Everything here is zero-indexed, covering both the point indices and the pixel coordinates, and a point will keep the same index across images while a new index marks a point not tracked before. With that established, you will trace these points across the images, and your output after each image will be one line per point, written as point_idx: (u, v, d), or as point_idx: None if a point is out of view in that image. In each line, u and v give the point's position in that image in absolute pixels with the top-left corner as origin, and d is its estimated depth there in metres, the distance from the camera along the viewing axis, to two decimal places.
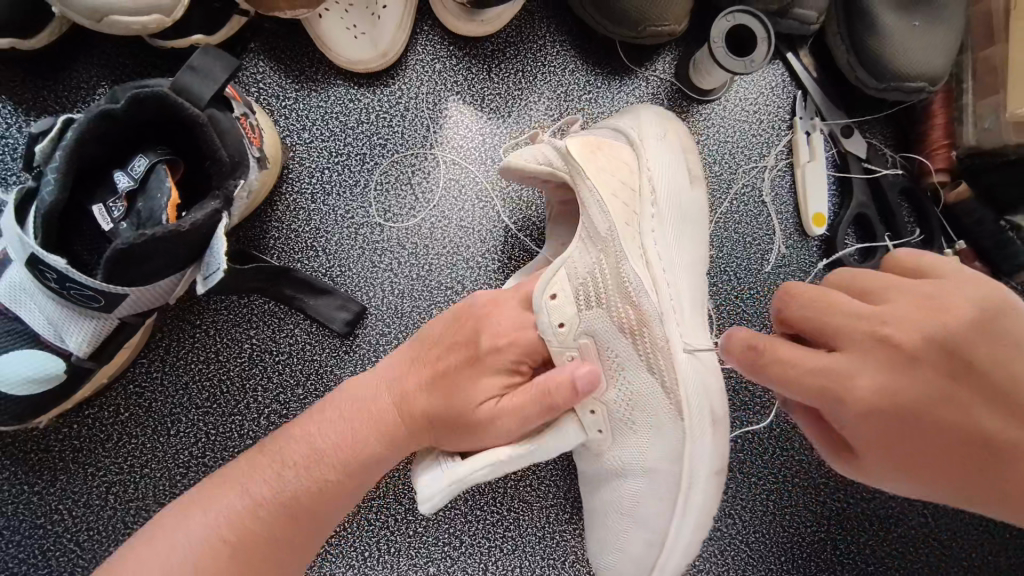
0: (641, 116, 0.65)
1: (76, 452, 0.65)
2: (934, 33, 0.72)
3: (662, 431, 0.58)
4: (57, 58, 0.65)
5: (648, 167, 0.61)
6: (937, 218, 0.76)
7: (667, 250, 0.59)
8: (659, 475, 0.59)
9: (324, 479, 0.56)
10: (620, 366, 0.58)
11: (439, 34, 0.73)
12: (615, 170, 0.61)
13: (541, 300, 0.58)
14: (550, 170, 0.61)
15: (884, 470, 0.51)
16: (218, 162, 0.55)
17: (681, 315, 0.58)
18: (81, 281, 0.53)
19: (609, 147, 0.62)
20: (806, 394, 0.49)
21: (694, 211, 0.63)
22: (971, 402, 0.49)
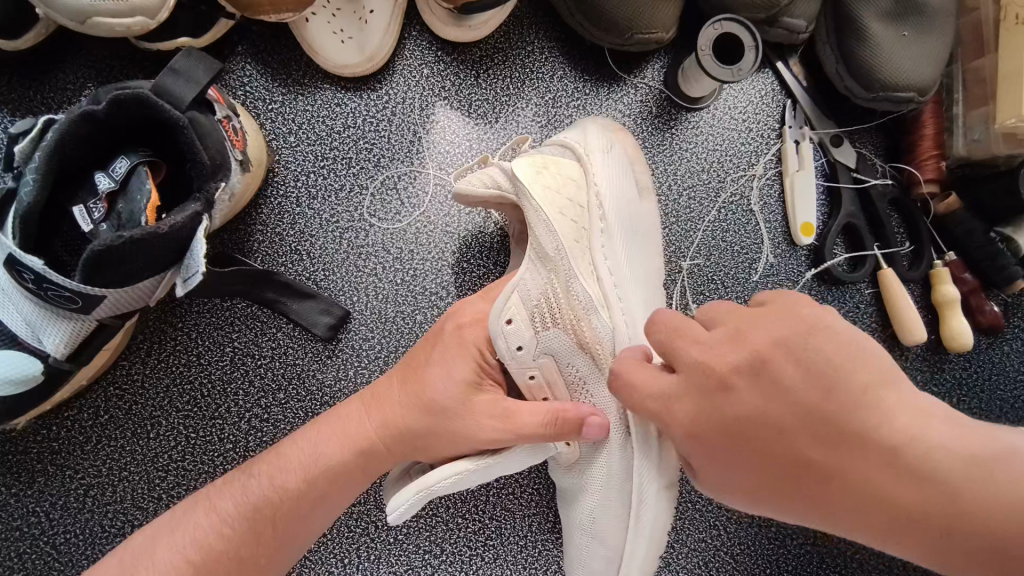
0: (587, 128, 0.65)
1: (55, 455, 0.64)
2: (923, 42, 0.72)
3: (609, 449, 0.58)
4: (44, 59, 0.65)
5: (596, 183, 0.61)
6: (926, 229, 0.76)
7: (618, 263, 0.59)
8: (609, 492, 0.59)
9: (291, 501, 0.55)
10: (584, 382, 0.59)
11: (428, 38, 0.73)
12: (563, 190, 0.60)
13: (499, 326, 0.57)
14: (497, 192, 0.61)
15: (753, 493, 0.48)
16: (198, 165, 0.55)
17: (633, 329, 0.58)
18: (58, 282, 0.52)
19: (558, 164, 0.61)
20: (648, 415, 0.50)
21: (643, 221, 0.63)
22: (813, 420, 0.45)
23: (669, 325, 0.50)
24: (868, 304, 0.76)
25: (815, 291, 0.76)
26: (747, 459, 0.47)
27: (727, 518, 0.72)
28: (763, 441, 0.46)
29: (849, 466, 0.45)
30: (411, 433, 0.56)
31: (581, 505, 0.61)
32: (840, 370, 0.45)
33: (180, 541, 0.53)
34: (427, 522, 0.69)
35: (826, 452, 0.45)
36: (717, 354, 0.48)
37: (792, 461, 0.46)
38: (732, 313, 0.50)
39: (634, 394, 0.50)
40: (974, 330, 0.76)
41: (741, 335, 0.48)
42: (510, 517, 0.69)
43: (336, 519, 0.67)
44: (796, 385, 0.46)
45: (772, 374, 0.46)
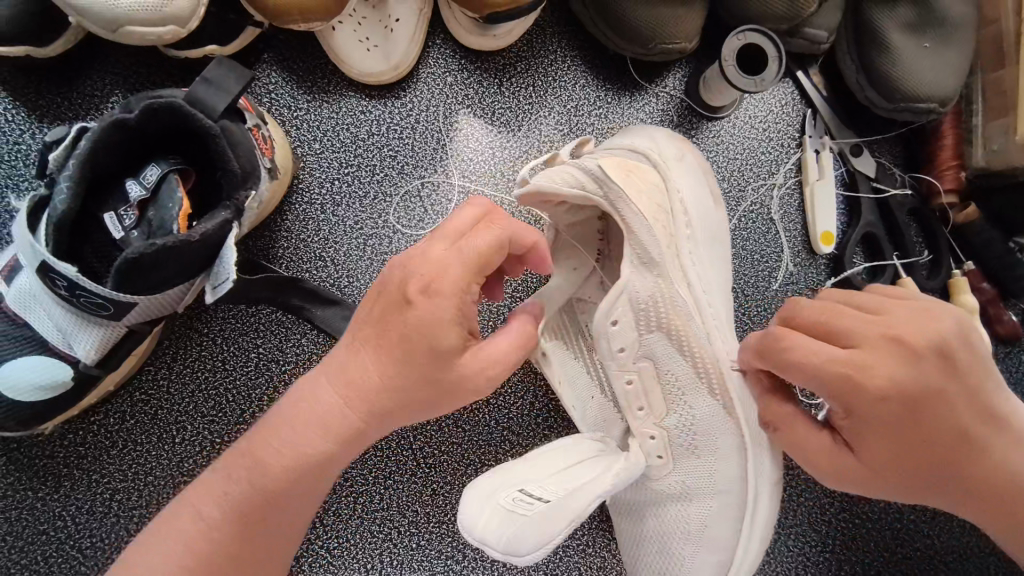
0: (654, 135, 0.65)
1: (81, 459, 0.65)
2: (944, 54, 0.72)
3: (724, 453, 0.59)
4: (72, 66, 0.65)
5: (678, 189, 0.62)
6: (946, 239, 0.76)
7: (708, 276, 0.61)
8: (726, 496, 0.59)
9: (274, 491, 0.50)
10: (681, 391, 0.60)
11: (451, 47, 0.73)
12: (649, 198, 0.59)
13: (604, 326, 0.59)
14: (581, 191, 0.57)
15: (877, 470, 0.51)
16: (229, 173, 0.55)
17: (724, 336, 0.60)
18: (91, 289, 0.53)
19: (639, 168, 0.61)
20: (825, 385, 0.48)
21: (719, 229, 0.65)
22: (953, 394, 0.49)
23: (805, 339, 0.49)
24: None
25: None
26: (905, 439, 0.50)
27: None
28: (926, 417, 0.49)
29: (994, 442, 0.52)
30: (398, 395, 0.49)
31: (683, 514, 0.61)
32: (970, 365, 0.50)
33: (180, 540, 0.49)
34: (449, 527, 0.69)
35: (978, 427, 0.51)
36: (896, 333, 0.49)
37: (953, 433, 0.50)
38: (861, 326, 0.49)
39: (811, 361, 0.48)
40: (992, 339, 0.77)
41: (925, 318, 0.50)
42: None
43: (360, 525, 0.68)
44: (923, 390, 0.48)
45: (901, 387, 0.48)
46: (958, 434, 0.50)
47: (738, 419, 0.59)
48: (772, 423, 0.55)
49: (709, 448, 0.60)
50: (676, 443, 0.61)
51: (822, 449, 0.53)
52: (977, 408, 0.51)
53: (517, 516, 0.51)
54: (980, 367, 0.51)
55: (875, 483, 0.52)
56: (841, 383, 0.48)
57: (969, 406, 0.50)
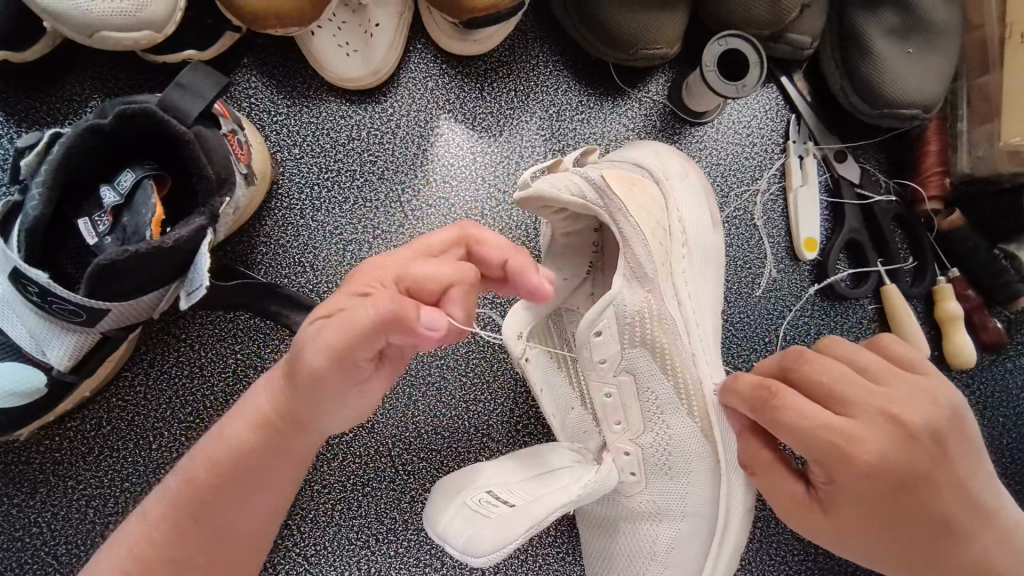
0: (660, 152, 0.65)
1: (57, 465, 0.64)
2: (928, 59, 0.72)
3: (697, 475, 0.59)
4: (50, 71, 0.65)
5: (679, 208, 0.61)
6: (931, 247, 0.76)
7: (697, 291, 0.61)
8: (696, 519, 0.59)
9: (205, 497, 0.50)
10: (660, 411, 0.60)
11: (433, 52, 0.73)
12: (650, 213, 0.59)
13: (588, 338, 0.59)
14: (583, 203, 0.57)
15: (836, 531, 0.50)
16: (204, 179, 0.55)
17: (707, 353, 0.59)
18: (62, 296, 0.52)
19: (640, 186, 0.60)
20: (811, 452, 0.47)
21: (715, 253, 0.64)
22: (938, 479, 0.47)
23: (795, 398, 0.48)
24: (870, 319, 0.77)
25: (818, 306, 0.76)
26: (874, 508, 0.47)
27: None
28: (898, 496, 0.47)
29: (972, 531, 0.48)
30: (298, 386, 0.47)
31: (654, 533, 0.61)
32: (958, 452, 0.48)
33: (119, 551, 0.49)
34: (428, 535, 0.69)
35: (958, 513, 0.48)
36: (900, 408, 0.47)
37: (924, 512, 0.47)
38: (855, 389, 0.47)
39: (797, 422, 0.47)
40: (976, 346, 0.76)
41: (930, 395, 0.48)
42: None
43: (337, 532, 0.67)
44: (907, 471, 0.46)
45: (885, 462, 0.46)
46: (926, 516, 0.48)
47: (714, 441, 0.58)
48: (755, 467, 0.53)
49: (683, 469, 0.59)
50: (650, 462, 0.60)
51: (801, 500, 0.51)
52: (962, 495, 0.48)
53: (478, 515, 0.54)
54: (971, 452, 0.48)
55: (849, 542, 0.50)
56: (826, 456, 0.47)
57: (955, 493, 0.48)
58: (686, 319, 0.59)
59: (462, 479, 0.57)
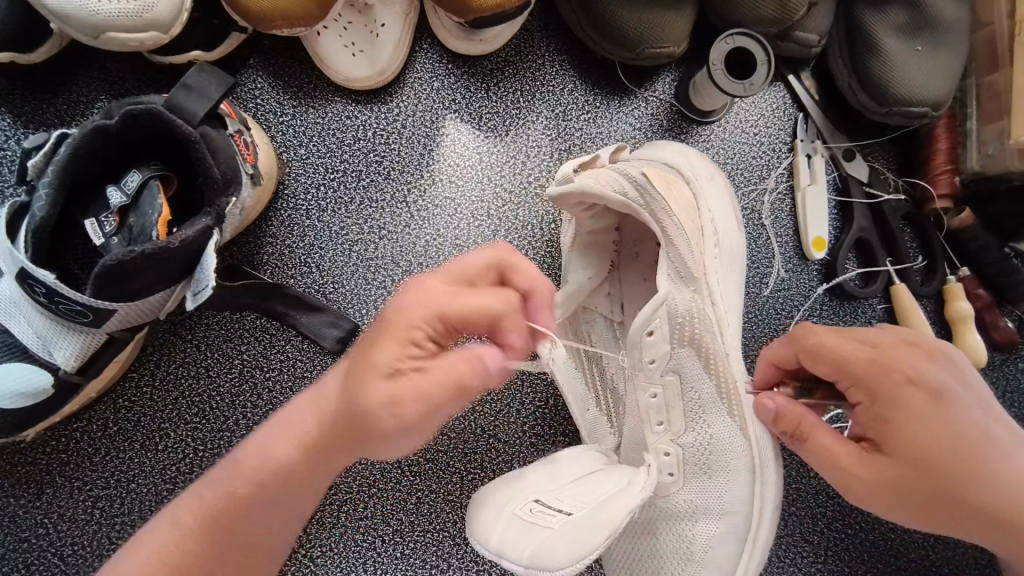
0: (686, 152, 0.65)
1: (63, 466, 0.64)
2: (937, 57, 0.71)
3: (736, 473, 0.58)
4: (57, 73, 0.65)
5: (708, 207, 0.62)
6: (941, 246, 0.75)
7: (729, 294, 0.61)
8: (734, 517, 0.58)
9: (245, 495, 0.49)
10: (701, 409, 0.60)
11: (439, 52, 0.73)
12: (685, 210, 0.59)
13: (639, 338, 0.57)
14: (623, 200, 0.56)
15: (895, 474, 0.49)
16: (210, 179, 0.54)
17: (739, 355, 0.60)
18: (69, 296, 0.52)
19: (673, 182, 0.60)
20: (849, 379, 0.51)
21: (741, 252, 0.64)
22: (964, 398, 0.50)
23: (828, 332, 0.53)
24: (880, 319, 0.76)
25: (827, 306, 0.76)
26: (923, 431, 0.49)
27: None
28: (941, 411, 0.49)
29: (1010, 453, 0.50)
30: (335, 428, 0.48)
31: (689, 532, 0.59)
32: (972, 377, 0.52)
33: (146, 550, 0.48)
34: (435, 537, 0.68)
35: (991, 434, 0.50)
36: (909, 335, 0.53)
37: (966, 432, 0.49)
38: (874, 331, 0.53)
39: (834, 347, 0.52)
40: (987, 346, 0.75)
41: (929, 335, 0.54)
42: None
43: (343, 533, 0.67)
44: (937, 381, 0.50)
45: (916, 373, 0.50)
46: (967, 436, 0.49)
47: (751, 440, 0.58)
48: (796, 435, 0.54)
49: (722, 467, 0.59)
50: (688, 462, 0.59)
51: (850, 460, 0.51)
52: (987, 413, 0.51)
53: (534, 525, 0.50)
54: (980, 382, 0.53)
55: (901, 488, 0.49)
56: (866, 374, 0.50)
57: (982, 411, 0.51)
58: (722, 321, 0.59)
59: (500, 486, 0.54)
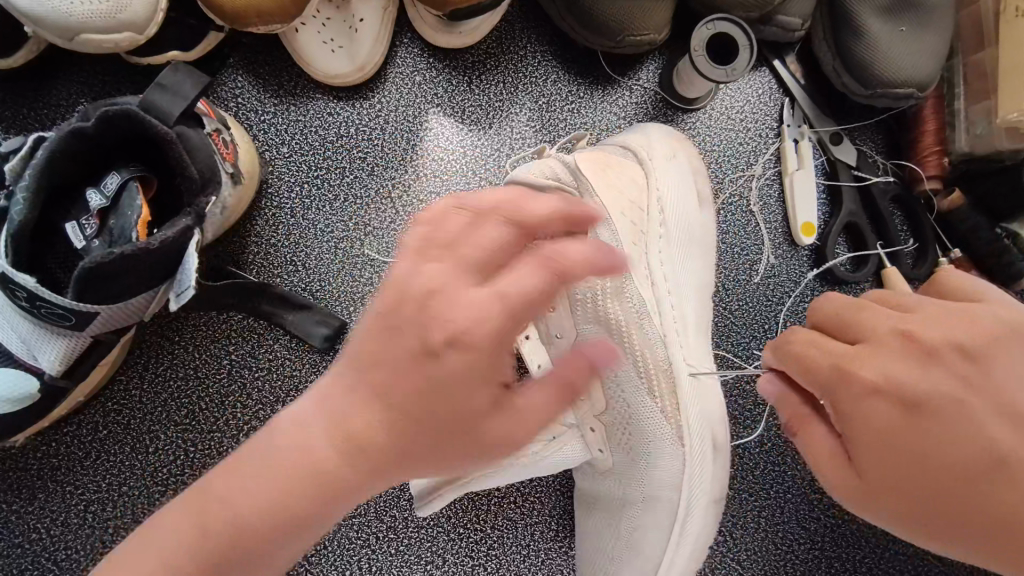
0: (651, 131, 0.65)
1: (55, 471, 0.64)
2: (922, 36, 0.70)
3: (659, 454, 0.57)
4: (38, 78, 0.65)
5: (658, 186, 0.61)
6: (931, 227, 0.75)
7: (676, 272, 0.60)
8: (656, 501, 0.58)
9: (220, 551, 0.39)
10: (624, 392, 0.58)
11: (419, 46, 0.73)
12: (626, 191, 0.61)
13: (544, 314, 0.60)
14: (558, 184, 0.61)
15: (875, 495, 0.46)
16: (187, 179, 0.54)
17: (682, 336, 0.59)
18: (50, 300, 0.52)
19: (618, 165, 0.62)
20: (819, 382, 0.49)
21: (703, 234, 0.63)
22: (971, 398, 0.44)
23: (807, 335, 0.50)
24: None
25: (818, 292, 0.75)
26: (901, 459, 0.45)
27: (733, 524, 0.72)
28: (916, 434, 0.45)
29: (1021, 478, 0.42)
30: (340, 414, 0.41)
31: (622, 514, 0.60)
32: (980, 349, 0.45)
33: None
34: (428, 532, 0.68)
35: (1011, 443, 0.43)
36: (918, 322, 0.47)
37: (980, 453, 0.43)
38: (874, 317, 0.49)
39: (807, 352, 0.49)
40: None
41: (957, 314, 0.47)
42: (512, 526, 0.69)
43: (337, 530, 0.67)
44: (924, 394, 0.45)
45: (898, 385, 0.45)
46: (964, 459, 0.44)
47: (679, 422, 0.57)
48: (791, 424, 0.53)
49: (643, 449, 0.58)
50: (614, 441, 0.60)
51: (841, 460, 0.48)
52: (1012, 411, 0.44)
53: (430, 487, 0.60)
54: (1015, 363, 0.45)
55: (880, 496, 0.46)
56: (833, 376, 0.48)
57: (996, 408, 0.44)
58: (662, 300, 0.59)
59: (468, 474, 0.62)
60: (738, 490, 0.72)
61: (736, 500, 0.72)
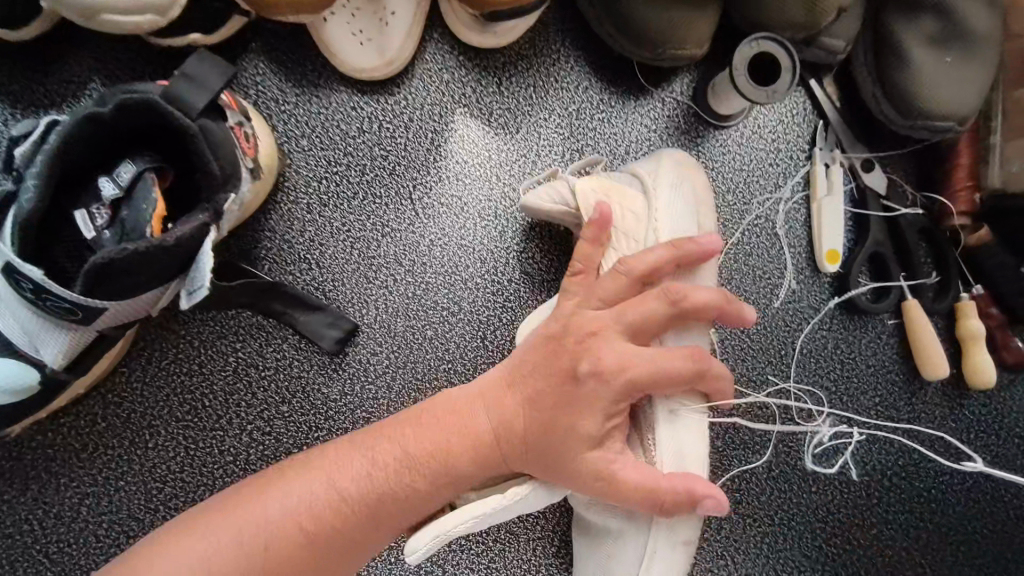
0: (661, 155, 0.65)
1: (50, 462, 0.62)
2: (967, 69, 0.69)
3: None
4: (48, 51, 0.62)
5: (657, 217, 0.61)
6: (956, 262, 0.74)
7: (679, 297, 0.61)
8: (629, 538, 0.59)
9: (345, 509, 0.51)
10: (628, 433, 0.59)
11: (449, 43, 0.70)
12: (622, 221, 0.61)
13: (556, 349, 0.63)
14: (565, 210, 0.63)
15: None
16: (209, 175, 0.52)
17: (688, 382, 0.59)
18: (59, 294, 0.50)
19: (618, 192, 0.62)
20: None
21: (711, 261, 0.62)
22: None
23: None
24: (890, 335, 0.75)
25: (836, 320, 0.74)
26: None
27: (735, 548, 0.71)
28: None
29: None
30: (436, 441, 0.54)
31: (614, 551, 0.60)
32: None
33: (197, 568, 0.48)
34: None
35: None
36: None
37: None
38: None
39: None
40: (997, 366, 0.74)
41: None
42: (514, 540, 0.68)
43: None
44: None
45: None
46: None
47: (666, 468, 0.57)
48: None
49: None
50: None
51: None
52: None
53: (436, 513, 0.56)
54: None
55: None
56: None
57: None
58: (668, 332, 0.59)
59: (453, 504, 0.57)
60: (743, 515, 0.72)
61: (740, 525, 0.71)
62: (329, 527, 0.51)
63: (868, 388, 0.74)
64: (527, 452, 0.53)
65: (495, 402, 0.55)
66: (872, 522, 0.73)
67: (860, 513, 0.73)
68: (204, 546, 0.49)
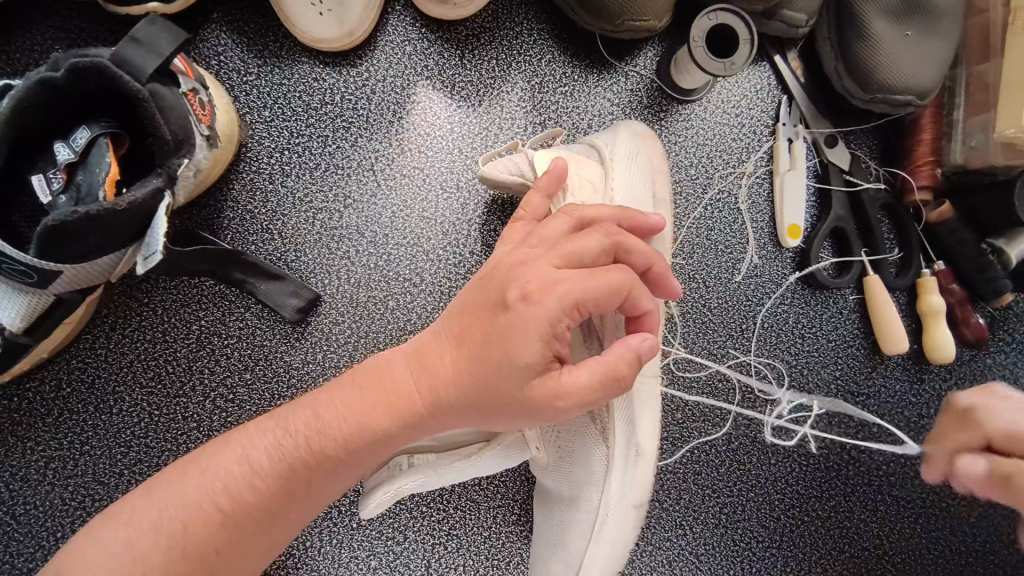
0: (620, 128, 0.66)
1: (16, 426, 0.64)
2: (927, 43, 0.69)
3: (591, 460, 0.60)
4: (11, 19, 0.63)
5: (613, 187, 0.63)
6: (917, 237, 0.74)
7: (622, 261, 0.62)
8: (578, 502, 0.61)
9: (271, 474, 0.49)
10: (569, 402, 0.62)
11: (412, 15, 0.70)
12: (580, 189, 0.63)
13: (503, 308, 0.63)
14: (521, 180, 0.64)
15: None
16: (160, 140, 0.52)
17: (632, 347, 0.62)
18: (13, 257, 0.50)
19: (578, 163, 0.64)
20: None
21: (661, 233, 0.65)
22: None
23: None
24: (851, 310, 0.75)
25: (798, 295, 0.75)
26: None
27: (694, 518, 0.72)
28: None
29: None
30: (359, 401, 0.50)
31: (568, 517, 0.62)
32: None
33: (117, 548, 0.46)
34: (392, 510, 0.68)
35: None
36: None
37: None
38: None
39: None
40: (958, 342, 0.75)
41: None
42: (474, 508, 0.69)
43: None
44: None
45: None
46: None
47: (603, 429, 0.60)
48: None
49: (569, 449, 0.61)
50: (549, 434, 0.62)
51: None
52: None
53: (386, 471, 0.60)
54: None
55: None
56: None
57: None
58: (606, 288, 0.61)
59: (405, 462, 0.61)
60: (703, 487, 0.72)
61: (700, 496, 0.72)
62: (256, 493, 0.49)
63: (829, 363, 0.75)
64: (455, 404, 0.49)
65: (413, 354, 0.51)
66: (831, 493, 0.74)
67: (820, 485, 0.74)
68: (132, 524, 0.47)
